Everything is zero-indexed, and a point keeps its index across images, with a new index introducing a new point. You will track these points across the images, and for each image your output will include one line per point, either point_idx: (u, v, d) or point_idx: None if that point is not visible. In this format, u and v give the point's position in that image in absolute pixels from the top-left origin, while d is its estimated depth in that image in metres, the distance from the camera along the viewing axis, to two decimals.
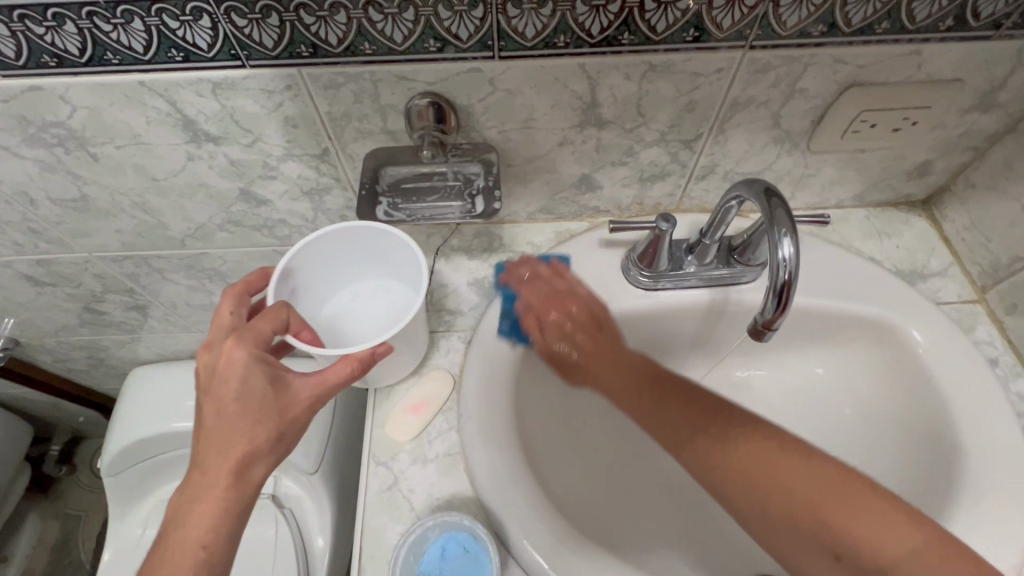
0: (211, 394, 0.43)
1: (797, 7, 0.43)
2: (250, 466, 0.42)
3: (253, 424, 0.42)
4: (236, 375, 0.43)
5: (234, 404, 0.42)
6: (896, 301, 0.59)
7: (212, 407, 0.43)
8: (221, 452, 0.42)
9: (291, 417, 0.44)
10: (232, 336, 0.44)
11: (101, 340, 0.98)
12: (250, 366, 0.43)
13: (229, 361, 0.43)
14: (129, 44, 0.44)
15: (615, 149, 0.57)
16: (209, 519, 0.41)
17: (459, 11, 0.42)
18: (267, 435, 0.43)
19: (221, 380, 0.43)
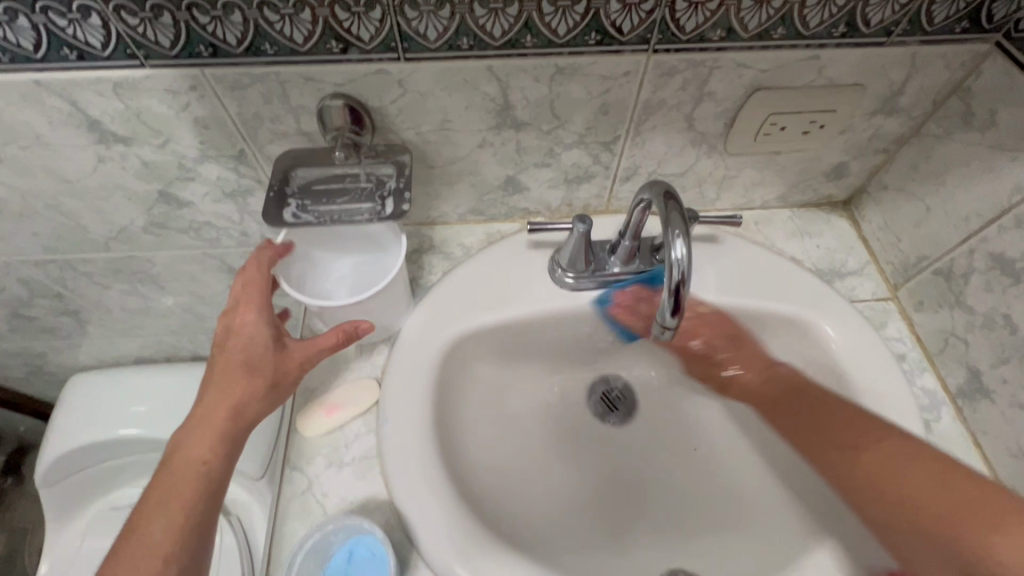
0: (222, 350, 0.46)
1: (693, 12, 0.44)
2: (246, 414, 0.45)
3: (254, 372, 0.45)
4: (247, 334, 0.46)
5: (238, 359, 0.45)
6: (812, 299, 0.60)
7: (222, 361, 0.46)
8: (223, 402, 0.44)
9: (287, 375, 0.46)
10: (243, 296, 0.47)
11: (37, 346, 0.96)
12: (260, 325, 0.46)
13: (242, 321, 0.47)
14: (18, 42, 0.43)
15: (536, 151, 0.57)
16: (200, 463, 0.42)
17: (356, 13, 0.42)
18: (263, 389, 0.45)
19: (236, 337, 0.46)
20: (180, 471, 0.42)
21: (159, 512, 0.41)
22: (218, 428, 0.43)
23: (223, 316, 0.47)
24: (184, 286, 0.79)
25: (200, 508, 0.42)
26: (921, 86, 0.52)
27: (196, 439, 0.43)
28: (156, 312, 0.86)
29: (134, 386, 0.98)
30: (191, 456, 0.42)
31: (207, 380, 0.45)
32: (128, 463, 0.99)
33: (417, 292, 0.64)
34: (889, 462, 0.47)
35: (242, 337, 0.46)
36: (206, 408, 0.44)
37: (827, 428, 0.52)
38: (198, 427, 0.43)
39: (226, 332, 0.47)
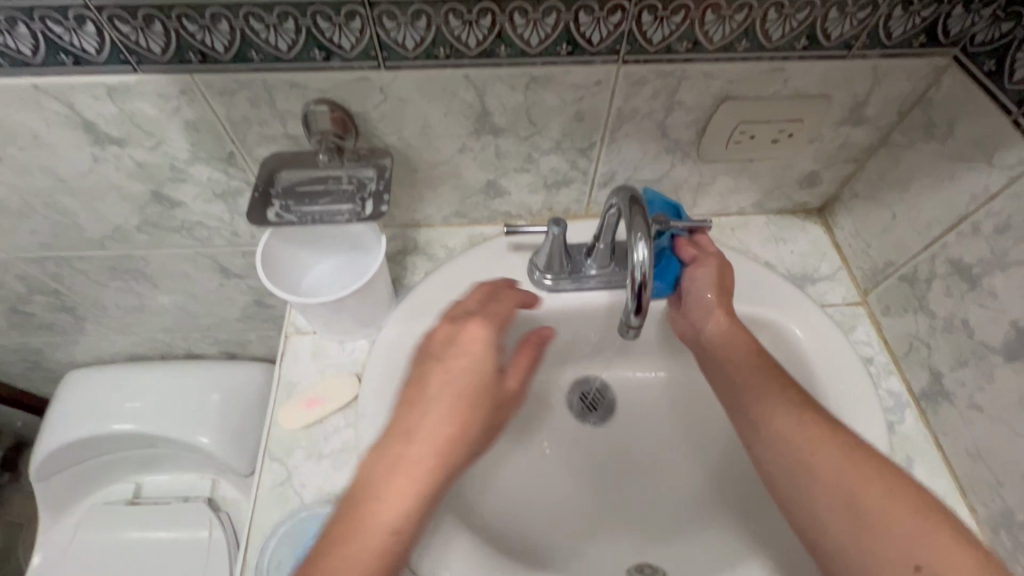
0: (444, 363, 0.48)
1: (659, 25, 0.46)
2: (479, 422, 0.46)
3: (482, 401, 0.46)
4: (480, 347, 0.48)
5: (473, 369, 0.47)
6: (784, 302, 0.62)
7: (437, 373, 0.47)
8: (456, 410, 0.45)
9: (512, 392, 0.49)
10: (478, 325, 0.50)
11: (35, 342, 0.98)
12: (491, 341, 0.49)
13: (470, 336, 0.49)
14: (17, 48, 0.46)
15: (515, 156, 0.59)
16: (428, 471, 0.43)
17: (338, 23, 0.44)
18: (493, 399, 0.47)
19: (462, 351, 0.48)
20: (372, 484, 0.42)
21: (382, 520, 0.41)
22: (456, 433, 0.44)
23: (443, 332, 0.50)
24: (177, 284, 0.81)
25: (412, 516, 0.41)
26: (885, 97, 0.54)
27: (421, 447, 0.43)
28: (150, 309, 0.88)
29: (128, 383, 1.00)
30: (400, 465, 0.42)
31: (432, 388, 0.46)
32: (120, 459, 1.01)
33: (400, 291, 0.66)
34: (804, 444, 0.46)
35: (463, 364, 0.47)
36: (445, 415, 0.45)
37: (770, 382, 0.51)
38: (422, 431, 0.44)
39: (457, 345, 0.49)
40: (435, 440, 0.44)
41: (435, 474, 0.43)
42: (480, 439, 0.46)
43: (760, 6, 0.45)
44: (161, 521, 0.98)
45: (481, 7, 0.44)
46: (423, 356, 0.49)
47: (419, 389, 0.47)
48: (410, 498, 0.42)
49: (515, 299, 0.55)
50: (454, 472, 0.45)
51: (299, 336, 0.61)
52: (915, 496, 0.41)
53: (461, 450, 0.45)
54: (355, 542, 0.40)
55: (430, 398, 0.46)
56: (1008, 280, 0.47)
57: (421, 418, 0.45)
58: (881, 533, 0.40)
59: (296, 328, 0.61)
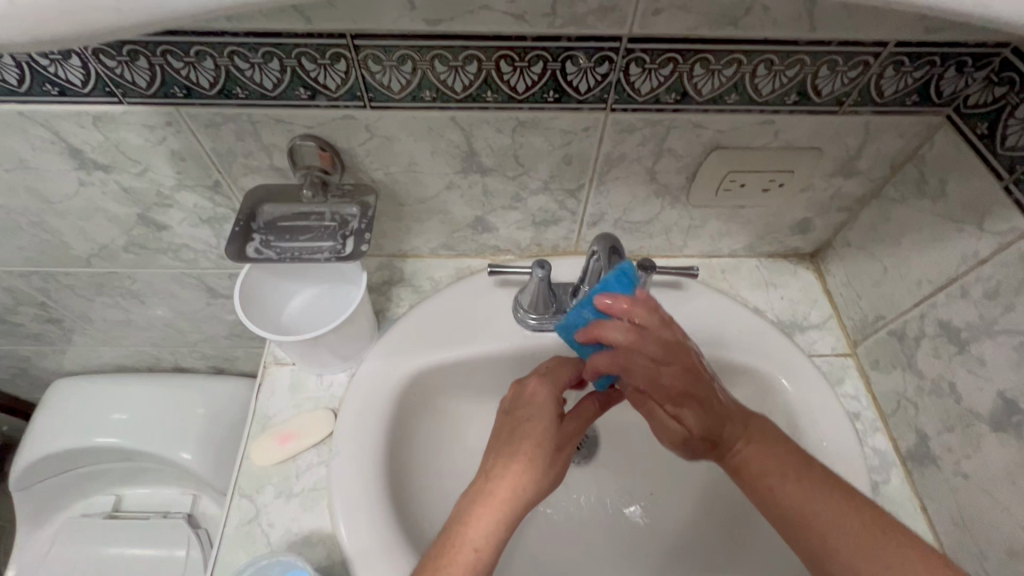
0: (514, 415, 0.52)
1: (647, 76, 0.46)
2: (545, 463, 0.48)
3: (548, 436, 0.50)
4: (544, 398, 0.52)
5: (538, 422, 0.50)
6: (771, 351, 0.60)
7: (507, 421, 0.52)
8: (527, 451, 0.48)
9: (572, 433, 0.51)
10: (538, 376, 0.54)
11: (23, 350, 0.98)
12: (554, 395, 0.52)
13: (533, 389, 0.53)
14: (3, 77, 0.46)
15: (502, 195, 0.58)
16: (497, 505, 0.46)
17: (323, 64, 0.44)
18: (553, 444, 0.50)
19: (530, 401, 0.52)
20: (460, 517, 0.46)
21: (467, 541, 0.44)
22: (525, 471, 0.48)
23: (512, 391, 0.54)
24: (164, 301, 0.81)
25: (492, 535, 0.45)
26: (877, 151, 0.54)
27: (497, 483, 0.47)
28: (137, 324, 0.88)
29: (113, 394, 1.00)
30: (478, 499, 0.47)
31: (504, 435, 0.50)
32: (102, 470, 1.01)
33: (383, 323, 0.65)
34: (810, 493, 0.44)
35: (532, 407, 0.52)
36: (515, 455, 0.48)
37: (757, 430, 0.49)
38: (498, 471, 0.48)
39: (522, 399, 0.53)
40: (508, 479, 0.47)
41: (511, 500, 0.46)
42: (547, 479, 0.49)
43: (750, 62, 0.45)
44: (140, 537, 0.97)
45: (467, 54, 0.44)
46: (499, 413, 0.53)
47: (498, 437, 0.51)
48: (489, 525, 0.45)
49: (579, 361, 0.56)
50: (526, 506, 0.47)
51: (278, 367, 0.60)
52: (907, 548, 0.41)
53: (532, 482, 0.47)
54: (446, 560, 0.43)
55: (506, 442, 0.50)
56: (997, 348, 0.45)
57: (500, 459, 0.48)
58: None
59: (275, 358, 0.61)
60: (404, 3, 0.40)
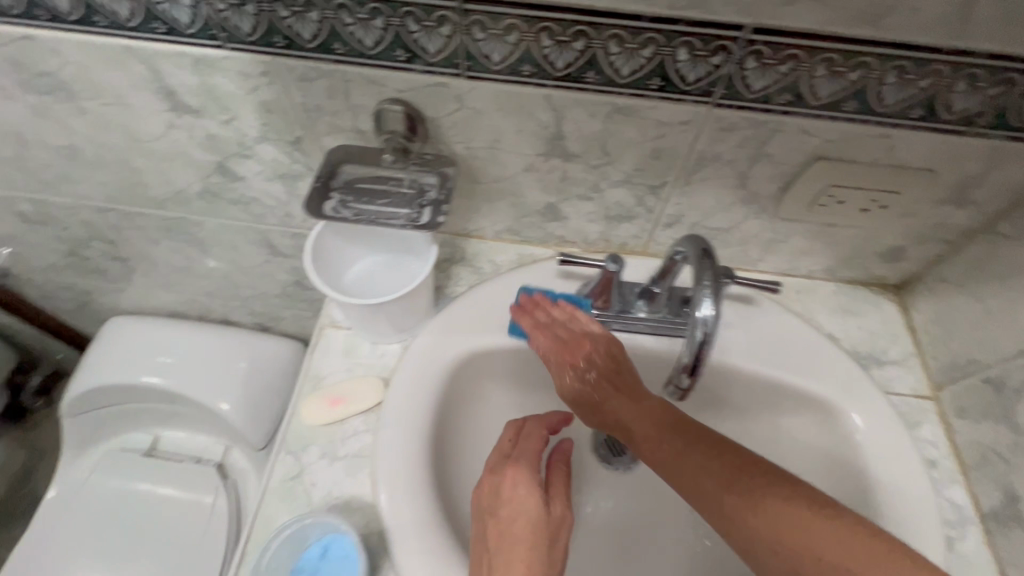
0: (493, 517, 0.46)
1: (763, 73, 0.43)
2: (545, 568, 0.43)
3: (539, 529, 0.45)
4: (524, 489, 0.47)
5: (525, 520, 0.45)
6: (844, 382, 0.57)
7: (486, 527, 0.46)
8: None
9: (562, 519, 0.47)
10: (508, 464, 0.49)
11: (87, 284, 1.03)
12: (528, 480, 0.48)
13: (511, 487, 0.47)
14: (117, 10, 0.46)
15: (581, 183, 0.57)
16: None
17: (427, 27, 0.43)
18: (548, 537, 0.45)
19: (501, 502, 0.47)
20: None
21: None
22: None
23: (479, 489, 0.49)
24: (225, 253, 0.83)
25: None
26: (998, 181, 0.49)
27: None
28: (196, 272, 0.90)
29: (163, 338, 1.03)
30: None
31: (489, 550, 0.44)
32: (144, 409, 1.04)
33: (439, 300, 0.64)
34: (735, 504, 0.43)
35: (513, 506, 0.46)
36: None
37: (702, 468, 0.46)
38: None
39: (498, 497, 0.47)
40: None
41: None
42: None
43: (880, 67, 0.41)
44: (174, 479, 1.00)
45: (576, 30, 0.42)
46: (477, 519, 0.47)
47: (481, 557, 0.45)
48: None
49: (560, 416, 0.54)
50: None
51: (334, 329, 0.60)
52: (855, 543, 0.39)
53: None
54: None
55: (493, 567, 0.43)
56: None
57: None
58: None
59: (332, 321, 0.60)
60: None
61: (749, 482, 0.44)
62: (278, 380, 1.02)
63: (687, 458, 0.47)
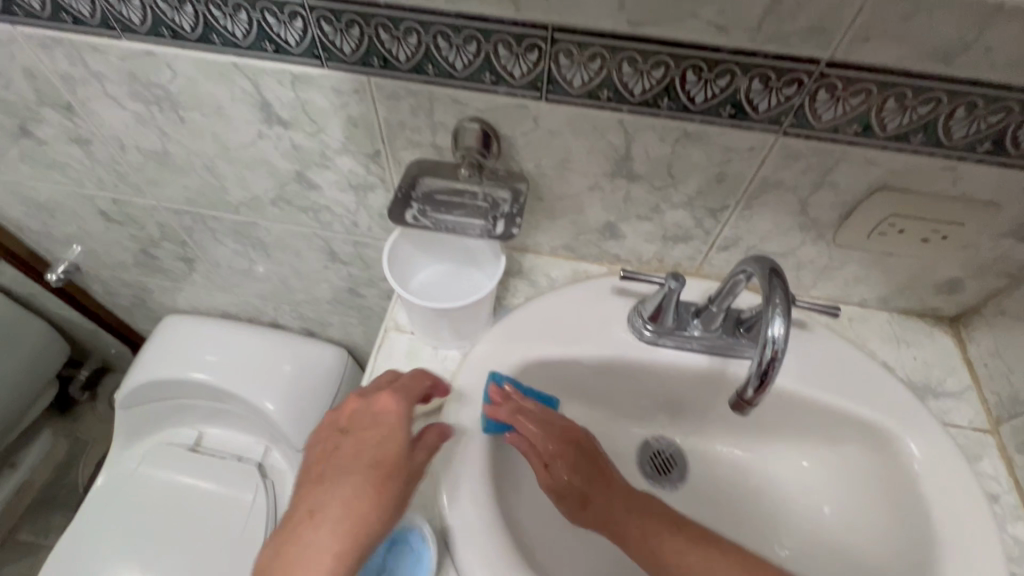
0: (351, 435, 0.51)
1: (834, 104, 0.45)
2: (367, 489, 0.48)
3: (360, 450, 0.50)
4: (389, 417, 0.52)
5: (369, 443, 0.50)
6: (901, 410, 0.57)
7: (382, 444, 0.50)
8: (369, 480, 0.48)
9: (420, 465, 0.51)
10: (389, 392, 0.53)
11: (149, 282, 1.08)
12: (403, 412, 0.52)
13: (382, 408, 0.52)
14: (232, 30, 0.51)
15: (643, 204, 0.59)
16: (353, 537, 0.46)
17: (516, 53, 0.46)
18: (388, 463, 0.49)
19: (402, 427, 0.51)
20: (311, 552, 0.45)
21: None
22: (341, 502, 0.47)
23: (359, 406, 0.53)
24: (287, 258, 0.87)
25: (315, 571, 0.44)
26: None
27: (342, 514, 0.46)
28: (255, 275, 0.95)
29: (215, 337, 1.07)
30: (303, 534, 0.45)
31: (352, 460, 0.50)
32: (192, 405, 1.08)
33: (497, 311, 0.67)
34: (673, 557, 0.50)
35: (366, 428, 0.52)
36: (360, 487, 0.48)
37: (649, 521, 0.52)
38: (348, 504, 0.47)
39: (371, 416, 0.52)
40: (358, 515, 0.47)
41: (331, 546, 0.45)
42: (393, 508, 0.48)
43: (950, 102, 0.43)
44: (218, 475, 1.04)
45: (657, 60, 0.44)
46: (334, 426, 0.53)
47: (330, 459, 0.51)
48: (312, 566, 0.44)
49: (422, 381, 0.55)
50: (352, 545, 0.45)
51: (397, 333, 0.63)
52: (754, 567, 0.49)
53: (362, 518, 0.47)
54: None
55: (337, 468, 0.49)
56: None
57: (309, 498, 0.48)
58: None
59: (396, 325, 0.63)
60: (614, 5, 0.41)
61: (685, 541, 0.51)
62: (322, 384, 1.05)
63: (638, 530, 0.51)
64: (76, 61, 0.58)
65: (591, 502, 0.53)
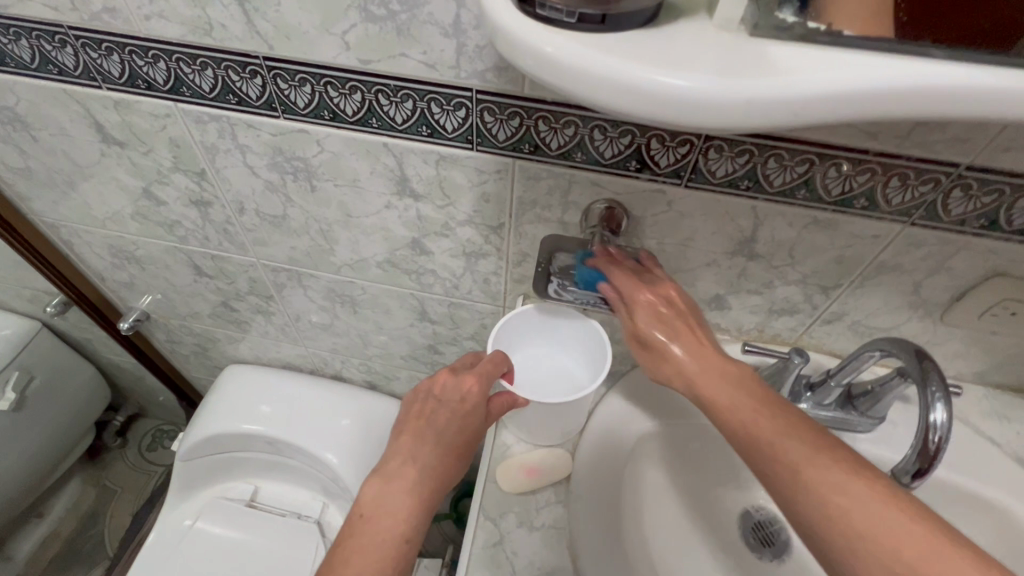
0: (436, 405, 0.56)
1: (965, 202, 0.49)
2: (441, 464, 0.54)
3: (443, 430, 0.55)
4: (471, 401, 0.55)
5: (444, 421, 0.55)
6: (1020, 489, 0.58)
7: (458, 423, 0.55)
8: (446, 454, 0.55)
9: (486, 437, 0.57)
10: (475, 374, 0.57)
11: (217, 333, 1.09)
12: (483, 395, 0.56)
13: (467, 389, 0.56)
14: (393, 115, 0.55)
15: (757, 280, 0.62)
16: (416, 505, 0.53)
17: (668, 146, 0.51)
18: (461, 441, 0.55)
19: (479, 409, 0.56)
20: (385, 508, 0.52)
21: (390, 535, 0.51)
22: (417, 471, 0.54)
23: (451, 378, 0.57)
24: (373, 315, 0.89)
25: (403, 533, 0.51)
26: None
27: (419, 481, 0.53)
28: (333, 330, 0.96)
29: (278, 389, 1.07)
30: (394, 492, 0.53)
31: (431, 435, 0.55)
32: (251, 458, 1.06)
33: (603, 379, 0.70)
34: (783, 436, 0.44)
35: (448, 406, 0.56)
36: (434, 460, 0.54)
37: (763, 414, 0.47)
38: (423, 473, 0.54)
39: (459, 395, 0.56)
40: (427, 484, 0.54)
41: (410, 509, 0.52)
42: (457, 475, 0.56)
43: None
44: (280, 531, 1.01)
45: (803, 157, 0.48)
46: (426, 392, 0.57)
47: (417, 424, 0.56)
48: (395, 527, 0.51)
49: (494, 361, 0.58)
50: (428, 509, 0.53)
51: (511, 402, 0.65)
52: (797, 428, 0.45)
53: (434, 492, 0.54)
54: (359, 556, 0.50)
55: (421, 438, 0.55)
56: None
57: (396, 459, 0.55)
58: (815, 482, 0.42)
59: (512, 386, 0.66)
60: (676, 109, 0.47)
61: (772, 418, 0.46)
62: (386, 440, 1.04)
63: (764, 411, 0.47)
64: (226, 134, 0.62)
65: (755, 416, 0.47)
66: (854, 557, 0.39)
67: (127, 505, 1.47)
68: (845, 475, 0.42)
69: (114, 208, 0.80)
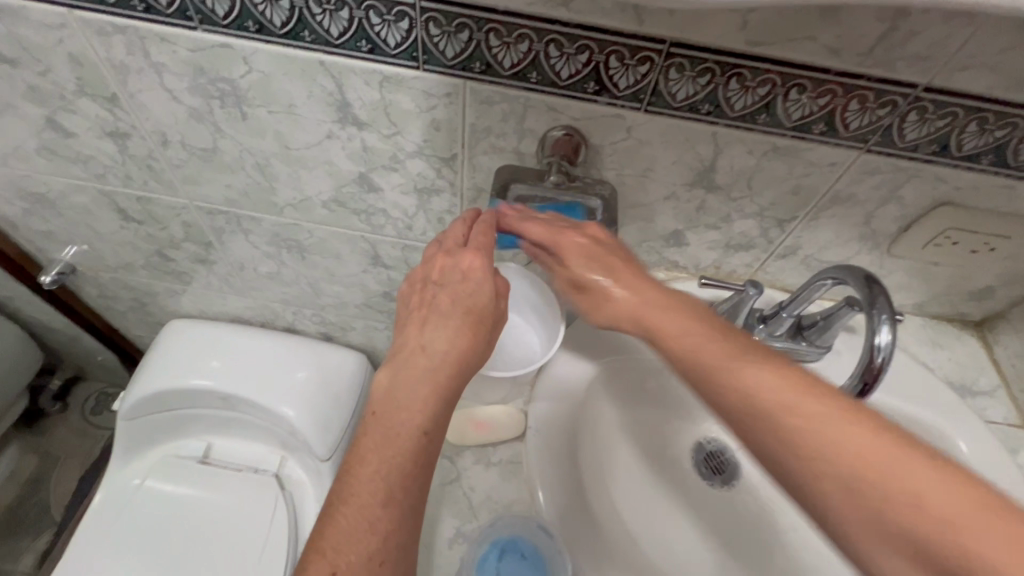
0: (443, 287, 0.52)
1: (920, 125, 0.48)
2: (461, 339, 0.50)
3: (450, 307, 0.51)
4: (476, 275, 0.52)
5: (453, 300, 0.51)
6: (949, 408, 0.62)
7: (465, 299, 0.52)
8: (463, 326, 0.51)
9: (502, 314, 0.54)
10: (474, 248, 0.52)
11: (154, 285, 1.02)
12: (489, 266, 0.53)
13: (468, 264, 0.52)
14: (327, 27, 0.49)
15: (714, 214, 0.61)
16: (435, 388, 0.49)
17: (627, 64, 0.47)
18: (477, 316, 0.51)
19: (487, 282, 0.52)
20: (399, 400, 0.48)
21: (411, 424, 0.47)
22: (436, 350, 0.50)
23: (447, 261, 0.53)
24: (322, 261, 0.84)
25: (431, 417, 0.48)
26: None
27: (435, 363, 0.49)
28: (282, 279, 0.91)
29: (226, 343, 1.01)
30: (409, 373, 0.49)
31: (438, 317, 0.51)
32: (201, 415, 1.02)
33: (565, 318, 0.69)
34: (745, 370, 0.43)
35: (454, 286, 0.52)
36: (451, 335, 0.50)
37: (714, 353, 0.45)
38: (439, 350, 0.50)
39: (458, 274, 0.52)
40: (450, 361, 0.50)
41: (428, 394, 0.48)
42: (480, 351, 0.52)
43: None
44: (237, 486, 0.99)
45: (764, 78, 0.47)
46: (424, 282, 0.53)
47: (421, 316, 0.52)
48: (420, 411, 0.48)
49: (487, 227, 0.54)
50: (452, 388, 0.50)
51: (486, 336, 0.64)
52: (765, 360, 0.43)
53: (454, 371, 0.50)
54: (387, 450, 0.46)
55: (429, 323, 0.51)
56: None
57: (408, 348, 0.51)
58: (790, 416, 0.40)
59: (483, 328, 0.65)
60: (634, 18, 0.44)
61: (742, 355, 0.44)
62: (344, 392, 1.01)
63: (709, 343, 0.46)
64: (136, 50, 0.55)
65: (708, 354, 0.45)
66: (798, 462, 0.39)
67: (73, 470, 1.40)
68: (796, 391, 0.41)
69: (15, 141, 0.71)
